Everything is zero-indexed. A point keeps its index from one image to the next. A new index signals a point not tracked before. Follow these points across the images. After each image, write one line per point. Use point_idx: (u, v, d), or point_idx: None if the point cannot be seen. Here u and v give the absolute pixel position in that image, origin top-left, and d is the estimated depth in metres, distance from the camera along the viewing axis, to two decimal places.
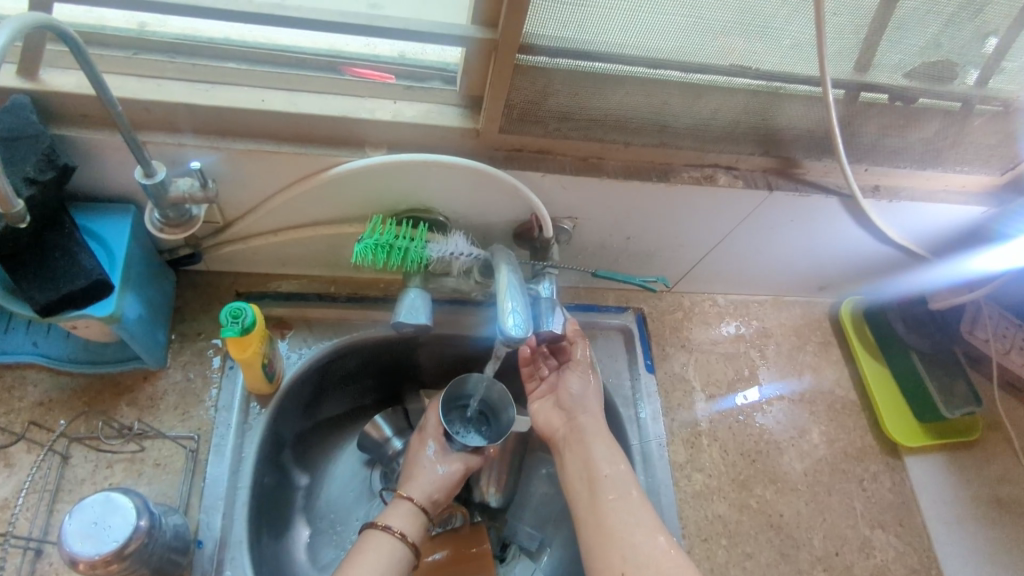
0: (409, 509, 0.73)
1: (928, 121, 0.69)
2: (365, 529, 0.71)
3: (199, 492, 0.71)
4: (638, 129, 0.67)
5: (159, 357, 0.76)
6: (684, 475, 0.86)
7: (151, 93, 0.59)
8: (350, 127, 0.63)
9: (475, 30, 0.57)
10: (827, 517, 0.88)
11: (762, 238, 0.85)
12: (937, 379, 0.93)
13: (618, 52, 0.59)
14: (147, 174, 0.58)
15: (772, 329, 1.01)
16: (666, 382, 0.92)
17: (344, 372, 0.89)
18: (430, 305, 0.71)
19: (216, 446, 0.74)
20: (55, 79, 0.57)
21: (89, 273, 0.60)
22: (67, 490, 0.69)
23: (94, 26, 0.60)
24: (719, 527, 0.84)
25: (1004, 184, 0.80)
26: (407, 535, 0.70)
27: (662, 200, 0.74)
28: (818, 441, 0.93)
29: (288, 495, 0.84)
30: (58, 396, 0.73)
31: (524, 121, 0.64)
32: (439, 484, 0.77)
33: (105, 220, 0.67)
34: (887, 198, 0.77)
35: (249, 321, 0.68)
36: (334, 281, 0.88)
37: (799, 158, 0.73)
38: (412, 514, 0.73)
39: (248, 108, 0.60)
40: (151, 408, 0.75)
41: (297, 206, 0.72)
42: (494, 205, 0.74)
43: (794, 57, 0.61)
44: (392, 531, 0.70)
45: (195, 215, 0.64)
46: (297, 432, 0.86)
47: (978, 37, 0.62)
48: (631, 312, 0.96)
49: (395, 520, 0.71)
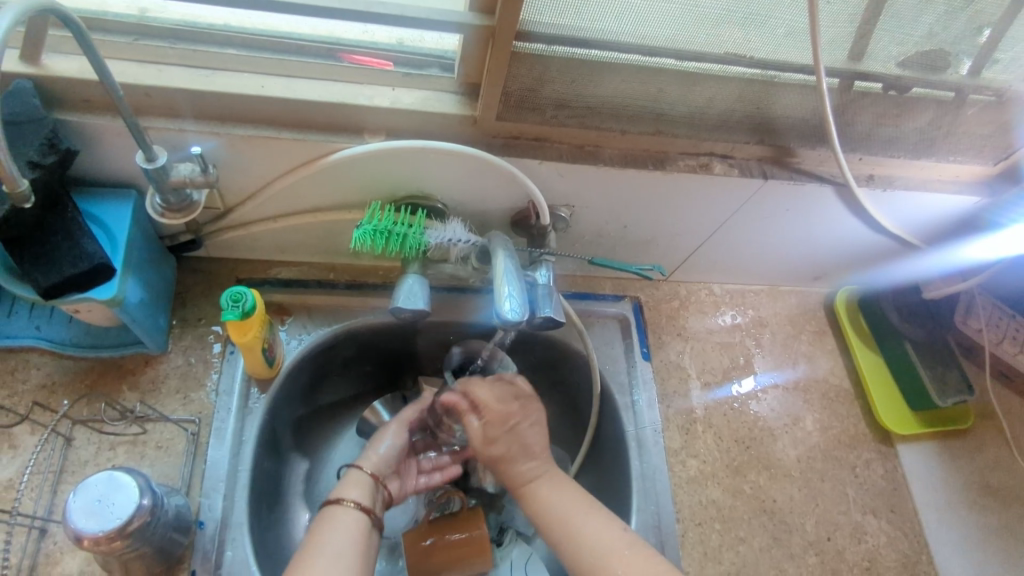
0: (362, 483, 0.72)
1: (922, 110, 0.70)
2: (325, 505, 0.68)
3: (200, 474, 0.72)
4: (634, 117, 0.67)
5: (160, 342, 0.77)
6: (679, 461, 0.87)
7: (153, 79, 0.60)
8: (351, 113, 0.64)
9: (473, 17, 0.57)
10: (819, 502, 0.89)
11: (758, 228, 0.86)
12: (930, 367, 0.94)
13: (614, 40, 0.60)
14: (148, 158, 0.59)
15: (767, 319, 1.02)
16: (661, 370, 0.93)
17: (344, 359, 0.90)
18: (428, 291, 0.72)
19: (216, 430, 0.75)
20: (57, 64, 0.58)
21: (91, 257, 0.61)
22: (71, 471, 0.70)
23: (96, 12, 0.60)
24: (713, 512, 0.85)
25: (997, 175, 0.81)
26: (366, 504, 0.69)
27: (658, 188, 0.75)
28: (811, 428, 0.95)
29: (287, 478, 0.85)
30: (61, 378, 0.75)
31: (522, 108, 0.65)
32: (384, 460, 0.77)
33: (105, 205, 0.68)
34: (881, 187, 0.77)
35: (250, 305, 0.69)
36: (334, 268, 0.89)
37: (794, 147, 0.73)
38: (366, 486, 0.71)
39: (248, 93, 0.61)
40: (153, 391, 0.76)
41: (297, 191, 0.72)
42: (493, 192, 0.75)
43: (787, 46, 0.62)
44: (350, 502, 0.68)
45: (196, 200, 0.65)
46: (297, 418, 0.87)
47: (971, 26, 0.63)
48: (629, 300, 0.97)
49: (352, 491, 0.70)
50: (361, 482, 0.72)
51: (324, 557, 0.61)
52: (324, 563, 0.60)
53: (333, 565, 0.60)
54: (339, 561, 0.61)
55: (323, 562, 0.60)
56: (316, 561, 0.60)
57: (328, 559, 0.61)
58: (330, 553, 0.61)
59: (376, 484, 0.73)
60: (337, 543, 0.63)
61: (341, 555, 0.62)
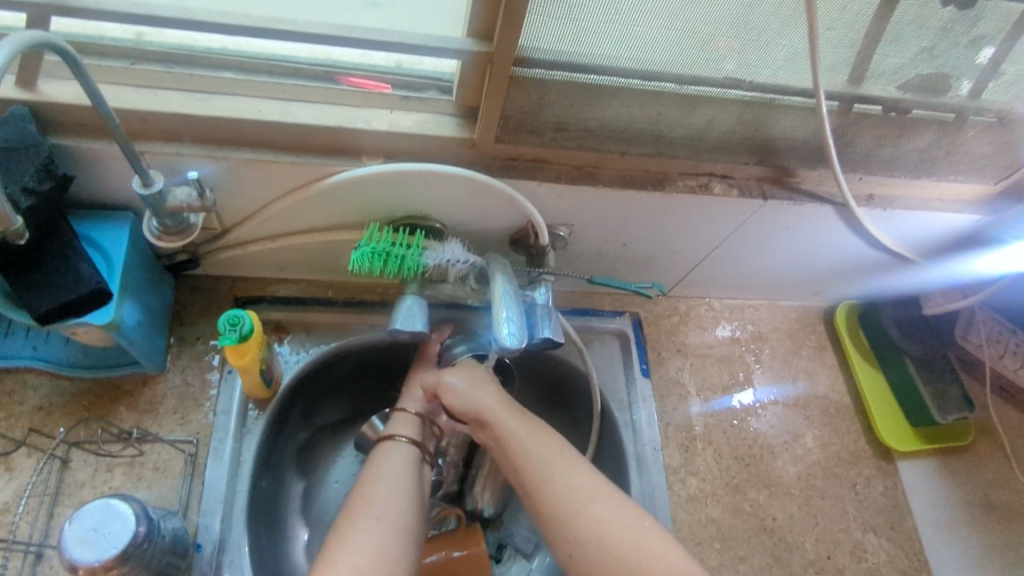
0: (410, 421, 0.79)
1: (922, 131, 0.70)
2: (380, 442, 0.76)
3: (197, 496, 0.72)
4: (634, 139, 0.67)
5: (158, 362, 0.77)
6: (679, 479, 0.87)
7: (149, 104, 0.59)
8: (348, 137, 0.63)
9: (472, 43, 0.57)
10: (819, 520, 0.89)
11: (757, 246, 0.86)
12: (930, 382, 0.94)
13: (612, 65, 0.59)
14: (145, 183, 0.59)
15: (767, 334, 1.01)
16: (660, 387, 0.93)
17: (340, 376, 0.90)
18: (426, 312, 0.71)
19: (214, 450, 0.74)
20: (53, 90, 0.58)
21: (88, 281, 0.61)
22: (67, 493, 0.70)
23: (91, 36, 0.60)
24: (712, 531, 0.85)
25: (998, 193, 0.81)
26: (417, 438, 0.77)
27: (658, 208, 0.75)
28: (811, 445, 0.94)
29: (285, 496, 0.85)
30: (58, 400, 0.74)
31: (520, 131, 0.65)
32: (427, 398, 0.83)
33: (103, 226, 0.67)
34: (881, 207, 0.77)
35: (247, 329, 0.69)
36: (332, 285, 0.88)
37: (794, 168, 0.73)
38: (415, 424, 0.79)
39: (246, 118, 0.60)
40: (150, 413, 0.76)
41: (295, 212, 0.72)
42: (490, 213, 0.74)
43: (787, 70, 0.62)
44: (402, 438, 0.76)
45: (193, 223, 0.65)
46: (296, 440, 0.88)
47: (971, 52, 0.63)
48: (628, 316, 0.96)
49: (402, 428, 0.78)
50: (410, 421, 0.79)
51: (384, 484, 0.68)
52: (383, 487, 0.68)
53: (390, 487, 0.68)
54: (397, 486, 0.68)
55: (383, 487, 0.68)
56: (374, 487, 0.67)
57: (386, 483, 0.68)
58: (386, 478, 0.69)
59: (422, 422, 0.81)
60: (390, 470, 0.71)
61: (397, 479, 0.70)
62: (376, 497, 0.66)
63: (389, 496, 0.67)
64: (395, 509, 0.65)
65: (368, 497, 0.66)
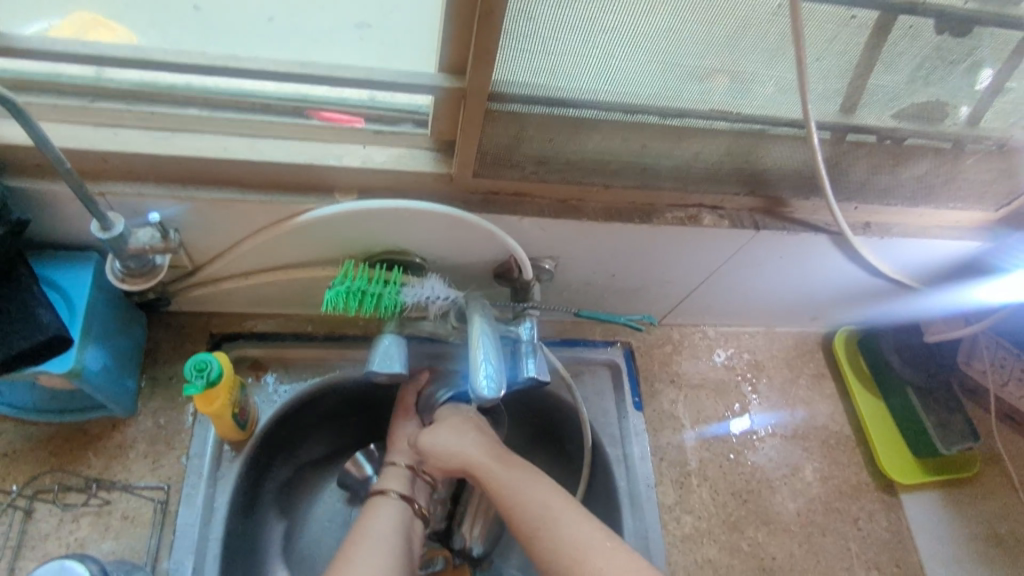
0: (402, 475, 0.77)
1: (919, 159, 0.67)
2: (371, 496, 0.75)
3: (168, 545, 0.69)
4: (618, 171, 0.64)
5: (128, 405, 0.74)
6: (673, 518, 0.84)
7: (108, 142, 0.57)
8: (319, 174, 0.61)
9: (443, 78, 0.54)
10: (821, 559, 0.85)
11: (751, 276, 0.83)
12: (933, 413, 0.92)
13: (592, 98, 0.57)
14: (104, 227, 0.56)
15: (763, 362, 0.98)
16: (653, 420, 0.89)
17: (323, 413, 0.88)
18: (405, 353, 0.68)
19: (187, 497, 0.71)
20: (5, 129, 0.55)
21: (44, 328, 0.58)
22: (30, 546, 0.67)
23: (48, 73, 0.57)
24: (709, 573, 0.81)
25: (999, 221, 0.78)
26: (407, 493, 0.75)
27: (645, 240, 0.72)
28: (811, 478, 0.91)
29: (264, 540, 0.82)
30: (22, 446, 0.71)
31: (500, 165, 0.62)
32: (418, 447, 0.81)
33: (66, 268, 0.65)
34: (878, 235, 0.74)
35: (214, 374, 0.66)
36: (313, 319, 0.85)
37: (787, 197, 0.70)
38: (406, 478, 0.77)
39: (210, 157, 0.58)
40: (119, 457, 0.72)
41: (268, 250, 0.69)
42: (472, 248, 0.71)
43: (776, 102, 0.59)
44: (393, 493, 0.74)
45: (159, 264, 0.62)
46: (278, 480, 0.85)
47: (967, 79, 0.60)
48: (619, 346, 0.93)
49: (393, 483, 0.76)
50: (401, 474, 0.77)
51: (369, 543, 0.66)
52: (368, 547, 0.66)
53: (377, 548, 0.66)
54: (382, 544, 0.67)
55: (367, 546, 0.66)
56: (361, 547, 0.66)
57: (373, 543, 0.66)
58: (375, 537, 0.67)
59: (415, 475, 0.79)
60: (378, 528, 0.69)
61: (385, 539, 0.68)
62: (359, 556, 0.64)
63: (373, 557, 0.65)
64: (385, 575, 0.63)
65: (353, 560, 0.64)
